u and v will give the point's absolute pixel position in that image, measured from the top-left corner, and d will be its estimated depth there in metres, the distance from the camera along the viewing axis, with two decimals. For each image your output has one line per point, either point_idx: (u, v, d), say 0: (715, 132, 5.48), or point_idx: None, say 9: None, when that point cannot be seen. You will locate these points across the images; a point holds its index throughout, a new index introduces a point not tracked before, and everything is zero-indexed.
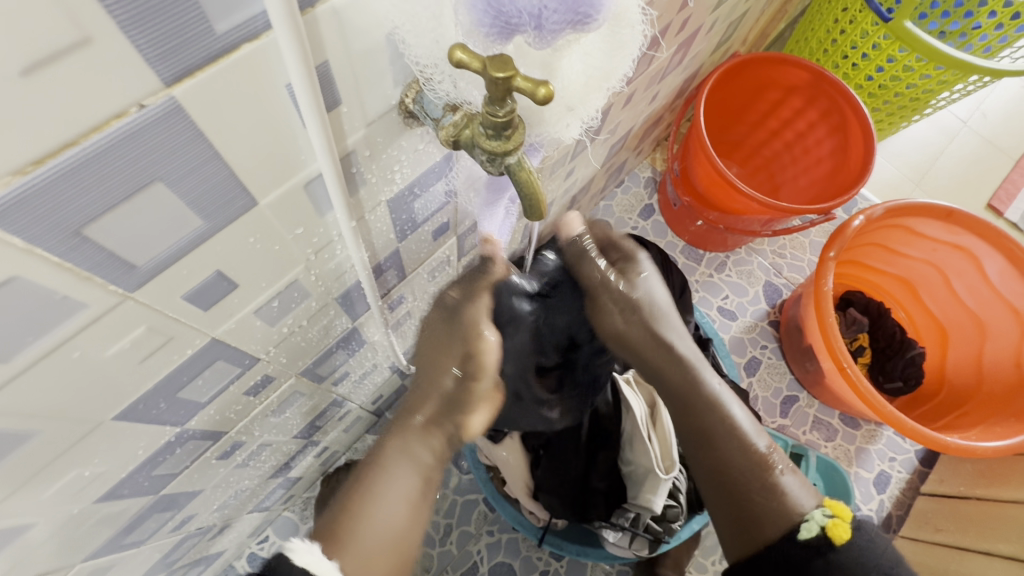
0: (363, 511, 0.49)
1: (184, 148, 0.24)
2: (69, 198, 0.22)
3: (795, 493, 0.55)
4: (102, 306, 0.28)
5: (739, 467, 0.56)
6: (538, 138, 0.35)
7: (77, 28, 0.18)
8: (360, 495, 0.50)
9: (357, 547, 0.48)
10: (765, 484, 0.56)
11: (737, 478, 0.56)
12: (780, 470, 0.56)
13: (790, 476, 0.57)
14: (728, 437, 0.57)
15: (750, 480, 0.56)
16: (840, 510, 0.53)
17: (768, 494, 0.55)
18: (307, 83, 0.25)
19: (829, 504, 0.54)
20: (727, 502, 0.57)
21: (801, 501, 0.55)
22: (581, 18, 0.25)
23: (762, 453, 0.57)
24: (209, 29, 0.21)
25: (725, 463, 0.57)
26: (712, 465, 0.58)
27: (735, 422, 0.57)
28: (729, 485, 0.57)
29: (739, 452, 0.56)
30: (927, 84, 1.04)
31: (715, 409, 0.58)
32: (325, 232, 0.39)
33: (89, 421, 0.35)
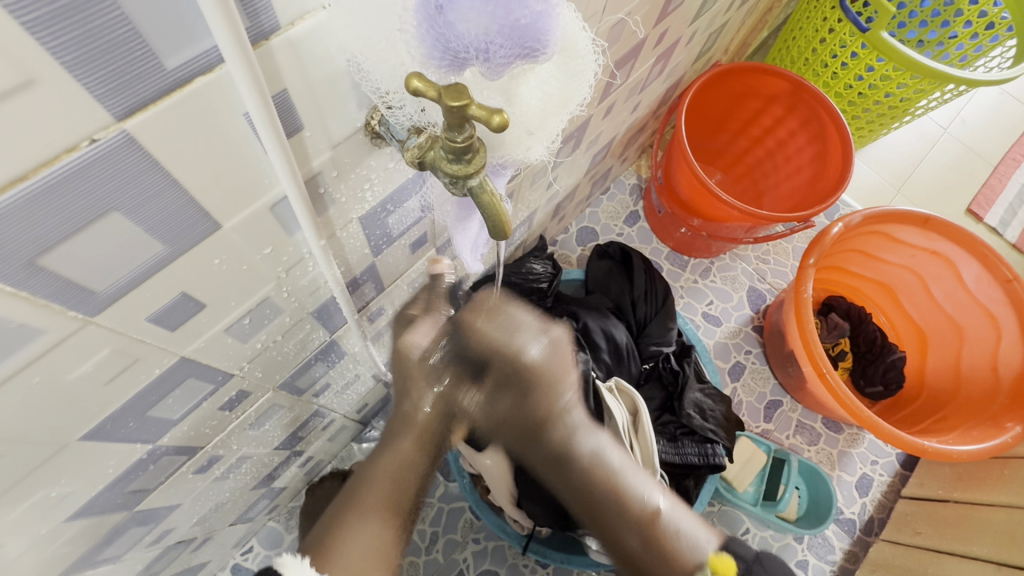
0: (348, 528, 0.57)
1: (140, 178, 0.25)
2: (22, 230, 0.22)
3: (688, 547, 0.61)
4: (61, 332, 0.28)
5: (630, 540, 0.64)
6: (502, 161, 0.36)
7: (20, 70, 0.18)
8: (347, 515, 0.58)
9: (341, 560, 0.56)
10: (659, 551, 0.61)
11: (632, 553, 0.63)
12: (671, 528, 0.63)
13: (684, 527, 0.63)
14: (613, 508, 0.65)
15: (643, 548, 0.62)
16: (724, 564, 0.58)
17: (659, 559, 0.61)
18: (263, 112, 0.25)
19: (716, 559, 0.59)
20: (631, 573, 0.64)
21: (690, 557, 0.60)
22: (528, 51, 0.26)
23: (647, 517, 0.64)
24: (158, 64, 0.21)
25: (621, 545, 0.64)
26: (611, 540, 0.65)
27: (617, 485, 0.66)
28: (627, 560, 0.64)
29: (625, 523, 0.64)
30: (905, 93, 1.06)
31: (593, 480, 0.67)
32: (295, 250, 0.40)
33: (55, 441, 0.35)
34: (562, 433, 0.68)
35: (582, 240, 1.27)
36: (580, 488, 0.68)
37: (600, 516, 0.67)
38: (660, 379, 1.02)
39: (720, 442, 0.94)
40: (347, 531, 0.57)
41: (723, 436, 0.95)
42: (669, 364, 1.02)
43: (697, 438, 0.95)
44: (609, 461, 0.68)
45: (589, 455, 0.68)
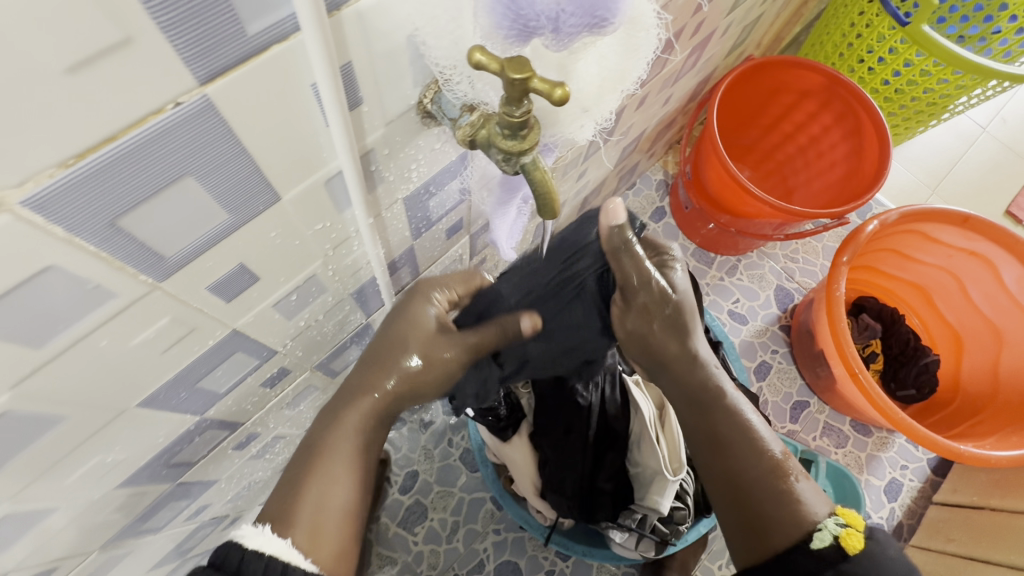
0: (313, 487, 0.46)
1: (214, 143, 0.26)
2: (108, 189, 0.23)
3: (808, 502, 0.52)
4: (131, 295, 0.29)
5: (752, 473, 0.53)
6: (553, 139, 0.36)
7: (120, 29, 0.19)
8: (309, 470, 0.46)
9: (310, 523, 0.44)
10: (778, 491, 0.53)
11: (746, 483, 0.54)
12: (794, 477, 0.54)
13: (804, 483, 0.54)
14: (744, 441, 0.55)
15: (760, 484, 0.53)
16: (853, 518, 0.50)
17: (780, 501, 0.52)
18: (331, 83, 0.26)
19: (842, 513, 0.51)
20: (740, 511, 0.54)
21: (812, 509, 0.51)
22: (597, 21, 0.26)
23: (777, 457, 0.54)
24: (241, 30, 0.22)
25: (737, 470, 0.54)
26: (727, 471, 0.55)
27: (750, 425, 0.56)
28: (738, 488, 0.54)
29: (753, 457, 0.54)
30: (944, 89, 1.02)
31: (730, 412, 0.56)
32: (343, 228, 0.40)
33: (114, 406, 0.36)
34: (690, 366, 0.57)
35: None
36: (717, 416, 0.57)
37: (718, 441, 0.56)
38: None
39: None
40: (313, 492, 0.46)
41: None
42: None
43: None
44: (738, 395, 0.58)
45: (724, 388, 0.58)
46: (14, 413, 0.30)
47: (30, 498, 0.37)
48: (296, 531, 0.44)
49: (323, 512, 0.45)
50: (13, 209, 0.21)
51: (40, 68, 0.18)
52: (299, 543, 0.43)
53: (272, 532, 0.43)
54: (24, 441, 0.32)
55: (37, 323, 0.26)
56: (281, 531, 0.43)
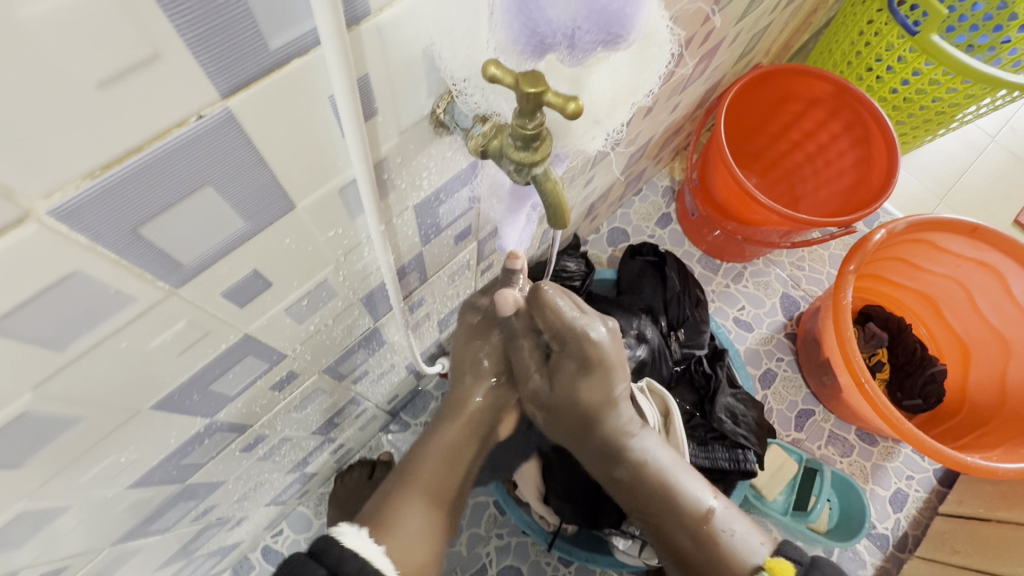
0: (402, 510, 0.55)
1: (234, 154, 0.26)
2: (131, 199, 0.24)
3: (743, 553, 0.56)
4: (148, 300, 0.30)
5: (681, 542, 0.59)
6: (564, 150, 0.36)
7: (150, 44, 0.20)
8: (403, 488, 0.57)
9: (400, 536, 0.53)
10: (707, 553, 0.57)
11: (683, 549, 0.59)
12: (723, 531, 0.58)
13: (737, 532, 0.58)
14: (666, 501, 0.60)
15: (691, 546, 0.58)
16: (779, 567, 0.53)
17: (712, 565, 0.57)
18: (348, 96, 0.26)
19: (770, 564, 0.54)
20: (681, 572, 0.60)
21: (744, 562, 0.56)
22: (612, 38, 0.26)
23: (699, 518, 0.59)
24: (263, 44, 0.22)
25: (670, 542, 0.60)
26: (659, 539, 0.61)
27: (666, 475, 0.61)
28: (677, 554, 0.60)
29: (677, 525, 0.59)
30: (953, 98, 1.02)
31: (642, 471, 0.62)
32: (354, 235, 0.41)
33: (129, 408, 0.37)
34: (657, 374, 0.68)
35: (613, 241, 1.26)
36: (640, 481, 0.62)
37: (646, 506, 0.62)
38: (691, 381, 1.01)
39: (751, 448, 0.93)
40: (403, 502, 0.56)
41: (754, 442, 0.94)
42: (701, 366, 1.01)
43: (728, 443, 0.94)
44: (666, 454, 0.63)
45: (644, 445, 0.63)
46: (33, 414, 0.30)
47: (44, 497, 0.38)
48: (388, 540, 0.52)
49: (410, 527, 0.54)
50: (40, 217, 0.22)
51: (72, 82, 0.19)
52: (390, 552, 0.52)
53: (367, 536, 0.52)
54: (41, 441, 0.33)
55: (58, 327, 0.27)
56: (375, 536, 0.52)
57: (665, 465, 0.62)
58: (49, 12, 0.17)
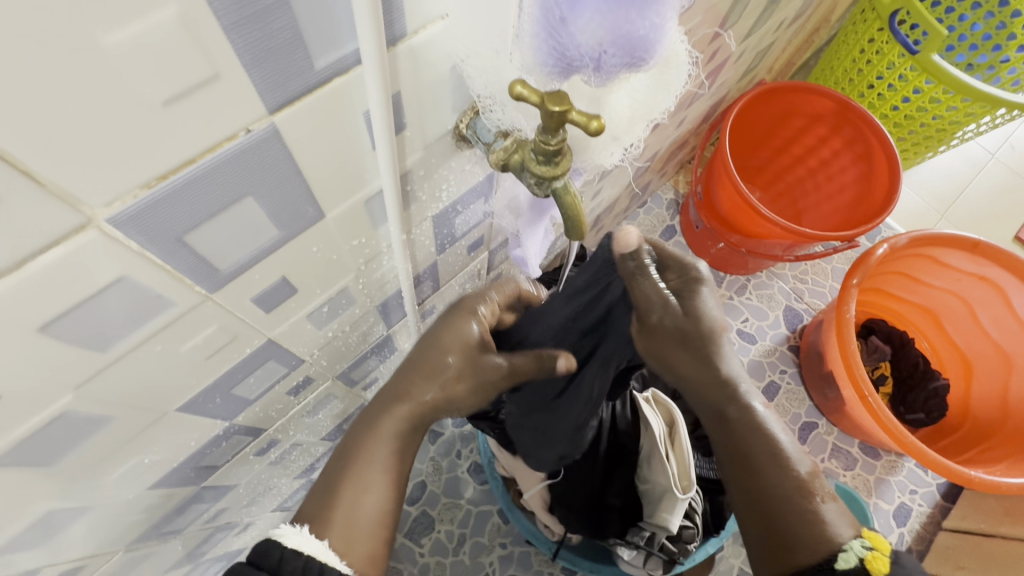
0: (346, 494, 0.46)
1: (275, 166, 0.27)
2: (181, 207, 0.25)
3: (835, 525, 0.48)
4: (185, 305, 0.31)
5: (778, 491, 0.50)
6: (581, 165, 0.38)
7: (210, 66, 0.21)
8: (348, 474, 0.47)
9: (342, 527, 0.45)
10: (806, 509, 0.49)
11: (775, 505, 0.50)
12: (821, 497, 0.50)
13: (830, 503, 0.50)
14: (770, 459, 0.50)
15: (784, 506, 0.49)
16: (878, 541, 0.47)
17: (804, 521, 0.48)
18: (383, 112, 0.28)
19: (867, 536, 0.48)
20: (758, 529, 0.50)
21: (838, 531, 0.48)
22: (636, 61, 0.28)
23: (803, 476, 0.50)
24: (309, 65, 0.24)
25: (758, 487, 0.50)
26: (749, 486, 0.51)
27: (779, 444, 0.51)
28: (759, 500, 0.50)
29: (778, 474, 0.50)
30: (954, 116, 1.04)
31: (755, 429, 0.51)
32: (376, 244, 0.42)
33: (157, 410, 0.38)
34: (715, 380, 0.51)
35: None
36: (742, 433, 0.51)
37: (746, 458, 0.51)
38: None
39: None
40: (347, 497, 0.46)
41: None
42: None
43: None
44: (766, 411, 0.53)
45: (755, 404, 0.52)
46: (69, 414, 0.31)
47: (70, 497, 0.39)
48: (333, 532, 0.45)
49: (356, 523, 0.46)
50: (99, 225, 0.23)
51: (141, 101, 0.20)
52: (333, 544, 0.45)
53: (310, 533, 0.44)
54: (74, 440, 0.34)
55: (102, 329, 0.28)
56: (318, 531, 0.45)
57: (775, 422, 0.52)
58: (130, 38, 0.18)
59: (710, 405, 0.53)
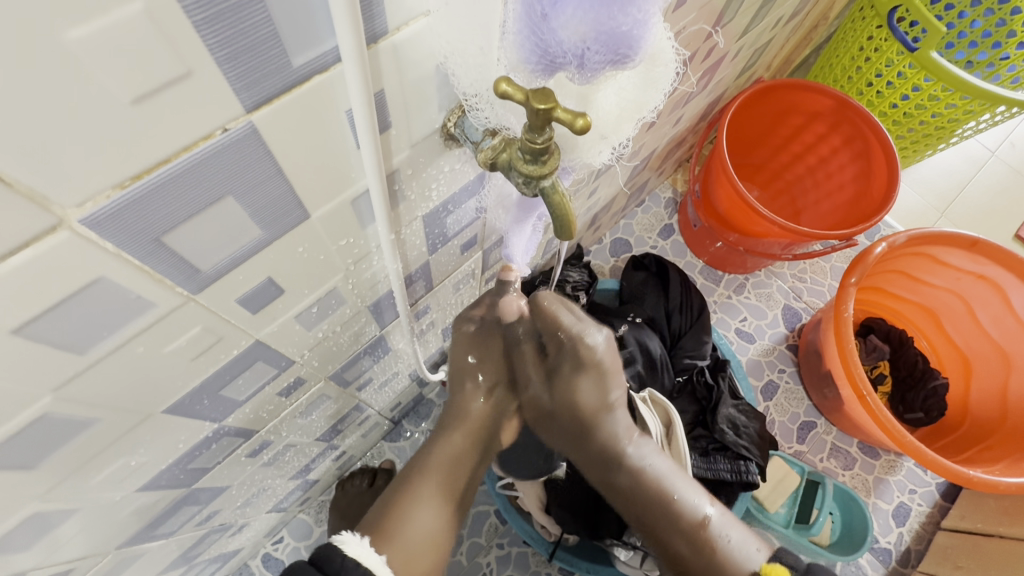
0: (404, 515, 0.59)
1: (255, 165, 0.27)
2: (158, 207, 0.25)
3: (738, 556, 0.60)
4: (166, 306, 0.30)
5: (677, 540, 0.63)
6: (571, 163, 0.37)
7: (181, 62, 0.21)
8: (404, 502, 0.60)
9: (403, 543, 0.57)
10: (707, 556, 0.60)
11: (684, 560, 0.62)
12: (720, 535, 0.61)
13: (733, 536, 0.62)
14: (665, 517, 0.63)
15: (691, 556, 0.61)
16: (776, 571, 0.56)
17: (705, 562, 0.60)
18: (365, 111, 0.27)
19: (767, 569, 0.57)
20: (673, 573, 0.63)
21: (742, 564, 0.59)
22: (620, 58, 0.27)
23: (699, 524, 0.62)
24: (287, 62, 0.24)
25: (667, 550, 0.64)
26: (659, 546, 0.64)
27: (668, 493, 0.64)
28: (674, 562, 0.63)
29: (673, 526, 0.63)
30: (953, 113, 1.03)
31: (645, 488, 0.65)
32: (364, 244, 0.42)
33: (143, 411, 0.37)
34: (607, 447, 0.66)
35: (616, 251, 1.27)
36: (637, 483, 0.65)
37: (648, 522, 0.65)
38: (693, 394, 1.00)
39: (754, 460, 0.93)
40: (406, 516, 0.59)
41: (756, 454, 0.94)
42: (703, 378, 1.01)
43: (730, 454, 0.94)
44: (660, 462, 0.66)
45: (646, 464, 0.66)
46: (50, 416, 0.31)
47: (56, 498, 0.38)
48: (390, 549, 0.56)
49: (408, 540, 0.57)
50: (71, 226, 0.22)
51: (109, 98, 0.20)
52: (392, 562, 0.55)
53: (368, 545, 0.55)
54: (57, 442, 0.33)
55: (81, 330, 0.27)
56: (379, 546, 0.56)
57: (663, 473, 0.65)
58: (93, 34, 0.18)
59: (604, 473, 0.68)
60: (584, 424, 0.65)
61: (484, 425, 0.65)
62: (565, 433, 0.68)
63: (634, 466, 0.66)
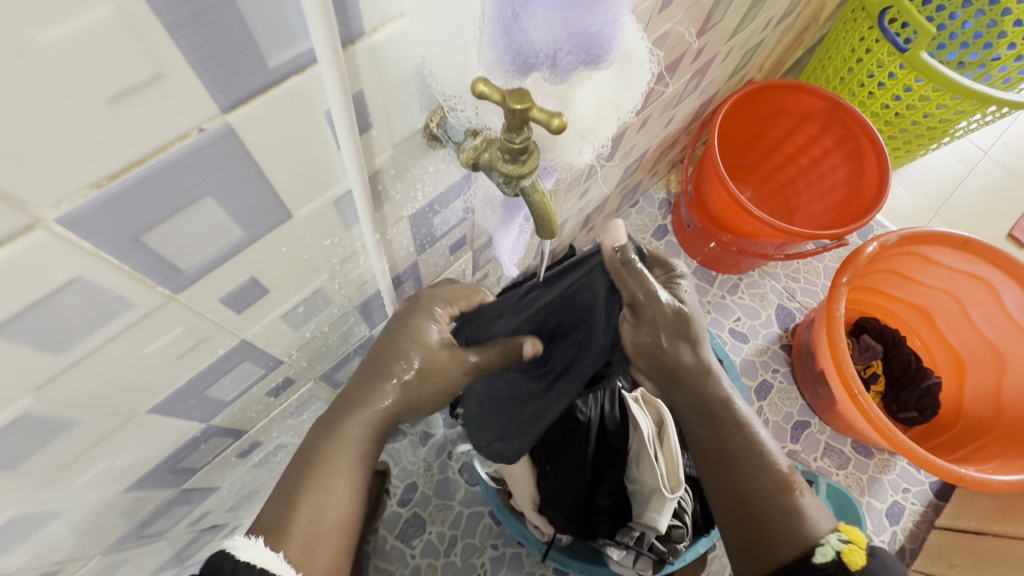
0: (316, 498, 0.47)
1: (233, 166, 0.27)
2: (135, 207, 0.25)
3: (811, 516, 0.55)
4: (148, 305, 0.31)
5: (758, 483, 0.57)
6: (552, 163, 0.38)
7: (155, 64, 0.21)
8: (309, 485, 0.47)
9: (306, 535, 0.46)
10: (784, 500, 0.56)
11: (755, 499, 0.57)
12: (801, 492, 0.57)
13: (809, 498, 0.57)
14: (749, 454, 0.58)
15: (765, 495, 0.57)
16: (856, 535, 0.52)
17: (785, 513, 0.55)
18: (344, 112, 0.28)
19: (846, 530, 0.53)
20: (740, 517, 0.58)
21: (817, 524, 0.54)
22: (592, 58, 0.28)
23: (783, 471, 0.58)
24: (261, 63, 0.24)
25: (743, 483, 0.58)
26: (731, 476, 0.58)
27: (756, 439, 0.59)
28: (744, 495, 0.58)
29: (758, 468, 0.57)
30: (944, 113, 1.04)
31: (740, 427, 0.59)
32: (350, 244, 0.42)
33: (127, 411, 0.37)
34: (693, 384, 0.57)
35: None
36: (725, 429, 0.59)
37: (724, 450, 0.59)
38: None
39: None
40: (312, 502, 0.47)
41: None
42: None
43: None
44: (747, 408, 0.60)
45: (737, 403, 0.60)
46: (33, 415, 0.31)
47: (42, 498, 0.39)
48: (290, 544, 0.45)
49: (319, 526, 0.47)
50: (48, 226, 0.23)
51: (83, 99, 0.20)
52: (290, 556, 0.45)
53: (265, 545, 0.45)
54: (41, 441, 0.33)
55: (61, 329, 0.28)
56: (274, 544, 0.45)
57: (750, 418, 0.60)
58: (63, 37, 0.18)
59: (698, 404, 0.59)
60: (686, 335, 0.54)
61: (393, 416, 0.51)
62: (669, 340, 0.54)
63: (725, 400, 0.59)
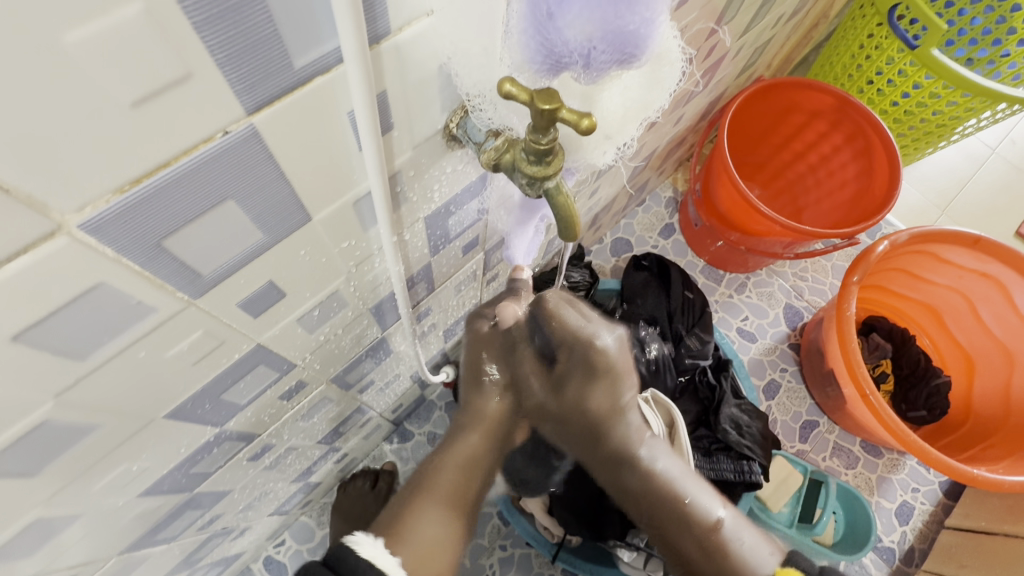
0: (413, 520, 0.55)
1: (256, 169, 0.27)
2: (158, 211, 0.24)
3: (754, 558, 0.59)
4: (168, 310, 0.30)
5: (690, 552, 0.63)
6: (575, 164, 0.37)
7: (182, 64, 0.20)
8: (409, 505, 0.57)
9: (412, 545, 0.53)
10: (716, 562, 0.60)
11: (693, 562, 0.63)
12: (732, 535, 0.61)
13: (749, 536, 0.62)
14: (673, 519, 0.64)
15: (700, 560, 0.62)
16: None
17: (721, 555, 0.60)
18: (369, 112, 0.27)
19: (783, 564, 0.57)
20: None
21: (756, 561, 0.59)
22: (626, 57, 0.27)
23: (714, 522, 0.62)
24: (288, 64, 0.23)
25: (677, 551, 0.64)
26: (670, 549, 0.65)
27: (680, 498, 0.64)
28: (683, 563, 0.64)
29: (682, 533, 0.63)
30: (954, 111, 1.03)
31: (646, 476, 0.66)
32: (367, 246, 0.41)
33: (144, 417, 0.37)
34: (620, 450, 0.66)
35: (617, 251, 1.27)
36: (657, 473, 0.70)
37: (655, 522, 0.66)
38: (695, 393, 1.01)
39: (756, 460, 0.93)
40: (411, 520, 0.55)
41: (760, 454, 0.94)
42: (705, 378, 1.00)
43: (733, 455, 0.94)
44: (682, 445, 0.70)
45: (657, 464, 0.66)
46: (50, 423, 0.31)
47: (57, 505, 0.38)
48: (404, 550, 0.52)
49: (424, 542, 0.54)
50: (71, 231, 0.22)
51: (109, 100, 0.19)
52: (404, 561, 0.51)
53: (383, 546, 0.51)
54: (58, 449, 0.33)
55: (82, 336, 0.27)
56: (390, 547, 0.51)
57: (673, 475, 0.65)
58: (91, 36, 0.18)
59: (608, 467, 0.68)
60: (597, 430, 0.64)
61: (500, 418, 0.61)
62: (576, 434, 0.66)
63: (639, 472, 0.66)
